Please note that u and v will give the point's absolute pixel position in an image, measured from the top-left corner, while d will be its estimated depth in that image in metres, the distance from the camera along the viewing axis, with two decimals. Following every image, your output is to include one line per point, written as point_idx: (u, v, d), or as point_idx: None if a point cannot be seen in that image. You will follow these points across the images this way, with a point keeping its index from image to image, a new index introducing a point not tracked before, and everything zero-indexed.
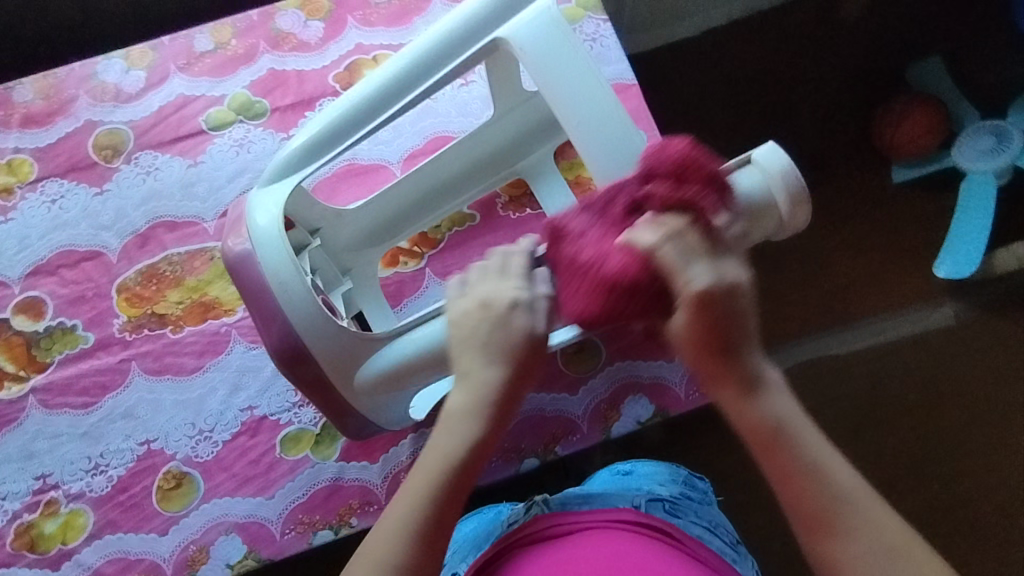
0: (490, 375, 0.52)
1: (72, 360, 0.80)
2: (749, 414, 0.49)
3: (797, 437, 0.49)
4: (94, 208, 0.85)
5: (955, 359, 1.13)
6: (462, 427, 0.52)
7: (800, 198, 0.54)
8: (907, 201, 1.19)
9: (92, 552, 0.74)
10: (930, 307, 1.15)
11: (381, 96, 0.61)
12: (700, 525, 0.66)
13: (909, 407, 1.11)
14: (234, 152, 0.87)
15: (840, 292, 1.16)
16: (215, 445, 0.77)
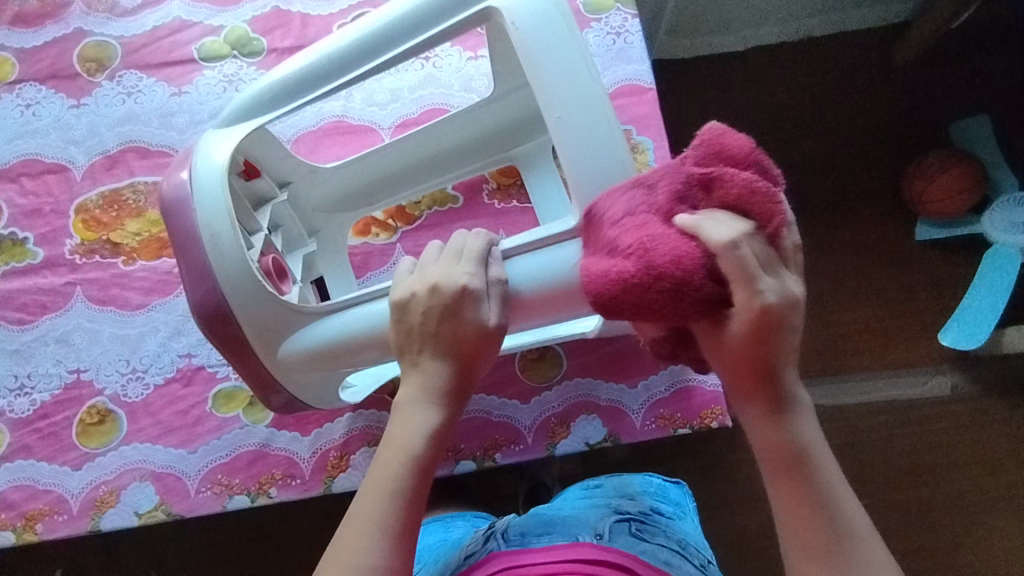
0: (436, 368, 0.48)
1: (18, 273, 0.77)
2: (779, 440, 0.44)
3: (827, 470, 0.44)
4: (67, 121, 0.81)
5: (943, 431, 1.07)
6: (419, 419, 0.47)
7: None
8: (925, 263, 1.13)
9: (0, 474, 0.71)
10: (928, 374, 1.09)
11: (350, 54, 0.56)
12: (669, 548, 0.57)
13: (887, 473, 1.06)
14: (221, 88, 0.82)
15: (833, 345, 1.10)
16: (145, 387, 0.74)
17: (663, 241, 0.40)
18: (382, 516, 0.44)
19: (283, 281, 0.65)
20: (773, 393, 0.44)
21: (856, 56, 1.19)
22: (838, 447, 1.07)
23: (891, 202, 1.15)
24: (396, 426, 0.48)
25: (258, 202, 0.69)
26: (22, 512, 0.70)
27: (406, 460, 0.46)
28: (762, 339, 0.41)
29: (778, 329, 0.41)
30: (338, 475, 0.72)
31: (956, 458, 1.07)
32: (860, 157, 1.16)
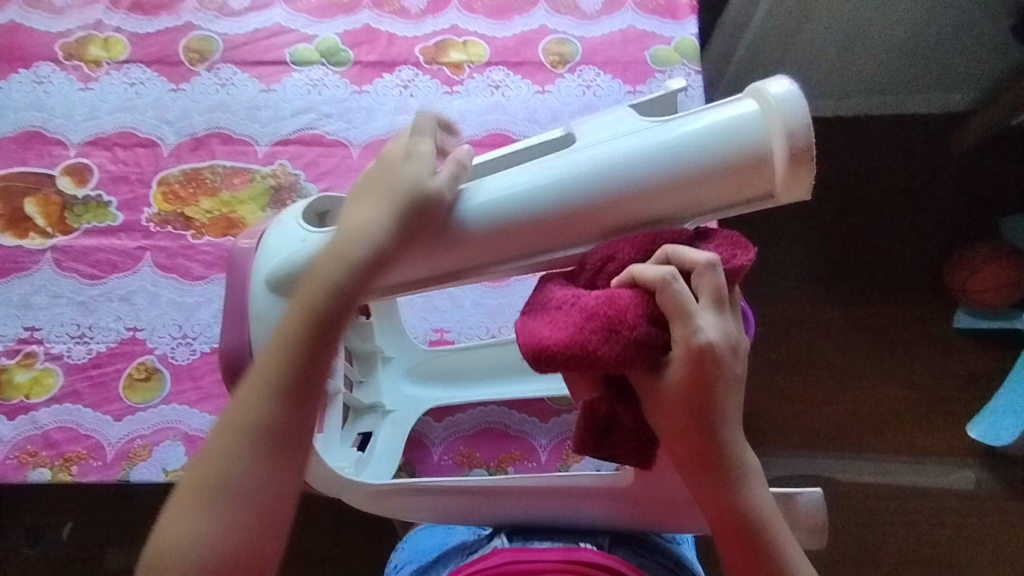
0: (367, 229, 0.46)
1: (97, 232, 0.83)
2: (734, 502, 0.48)
3: (770, 527, 0.49)
4: (164, 102, 0.89)
5: (962, 527, 1.05)
6: (267, 404, 0.48)
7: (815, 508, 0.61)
8: (960, 351, 1.12)
9: (48, 414, 0.76)
10: (952, 466, 1.07)
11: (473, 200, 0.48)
12: (664, 565, 0.62)
13: (901, 559, 1.04)
14: (306, 90, 0.89)
15: (859, 419, 1.09)
16: (192, 353, 0.79)
17: (578, 311, 0.43)
18: (225, 473, 0.47)
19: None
20: (712, 470, 0.47)
21: (910, 140, 1.22)
22: (853, 526, 1.05)
23: (932, 288, 1.15)
24: (241, 407, 0.48)
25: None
26: (61, 452, 0.75)
27: (243, 440, 0.48)
28: (685, 409, 0.45)
29: (711, 380, 0.44)
30: None
31: (973, 554, 1.04)
32: (904, 238, 1.17)
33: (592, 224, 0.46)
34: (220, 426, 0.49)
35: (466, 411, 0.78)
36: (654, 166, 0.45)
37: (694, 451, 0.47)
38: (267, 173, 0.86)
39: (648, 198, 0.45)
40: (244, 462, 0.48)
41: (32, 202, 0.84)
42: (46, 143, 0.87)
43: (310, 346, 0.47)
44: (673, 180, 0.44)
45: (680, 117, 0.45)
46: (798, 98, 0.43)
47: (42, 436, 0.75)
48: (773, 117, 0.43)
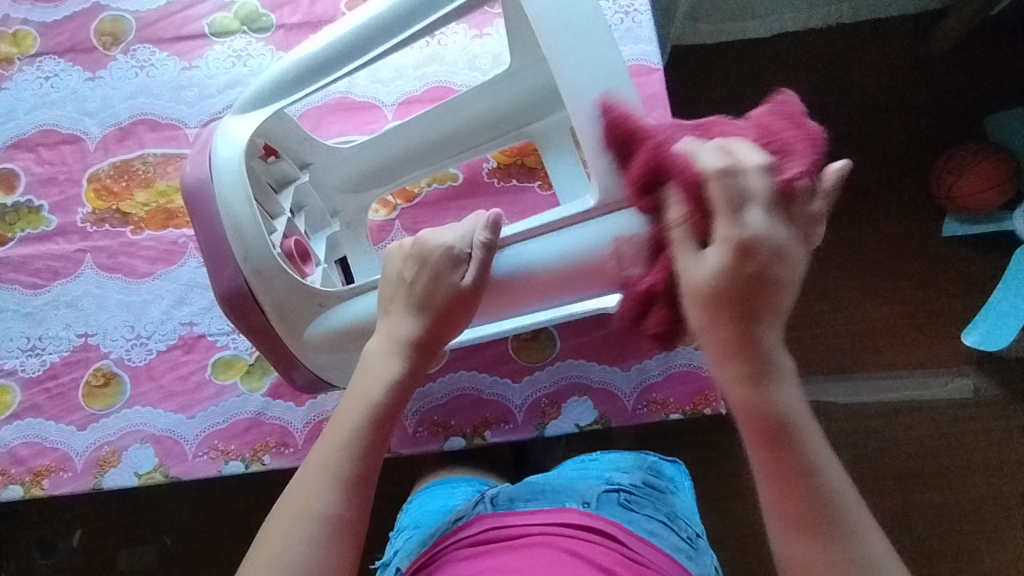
0: (405, 324, 0.52)
1: (33, 239, 0.79)
2: (766, 407, 0.41)
3: (803, 436, 0.42)
4: (83, 93, 0.83)
5: (961, 436, 1.04)
6: (329, 491, 0.48)
7: (817, 203, 0.44)
8: (947, 261, 1.09)
9: (11, 431, 0.74)
10: (949, 375, 1.05)
11: (355, 41, 0.54)
12: (655, 518, 0.61)
13: (899, 476, 1.03)
14: (230, 63, 0.84)
15: (849, 341, 1.07)
16: (148, 353, 0.76)
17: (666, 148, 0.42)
18: (297, 545, 0.46)
19: (305, 264, 0.64)
20: (750, 357, 0.40)
21: (884, 47, 1.15)
22: (848, 448, 1.04)
23: (917, 197, 1.11)
24: (297, 494, 0.48)
25: (280, 181, 0.69)
26: (29, 468, 0.73)
27: (306, 521, 0.47)
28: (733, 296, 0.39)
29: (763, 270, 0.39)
30: None
31: (971, 461, 1.03)
32: (886, 147, 1.12)
33: None
34: (278, 514, 0.48)
35: (437, 380, 0.75)
36: None
37: (725, 340, 0.40)
38: None
39: None
40: (308, 544, 0.46)
41: None
42: None
43: (369, 442, 0.50)
44: None
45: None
46: (807, 151, 0.45)
47: (9, 453, 0.74)
48: None
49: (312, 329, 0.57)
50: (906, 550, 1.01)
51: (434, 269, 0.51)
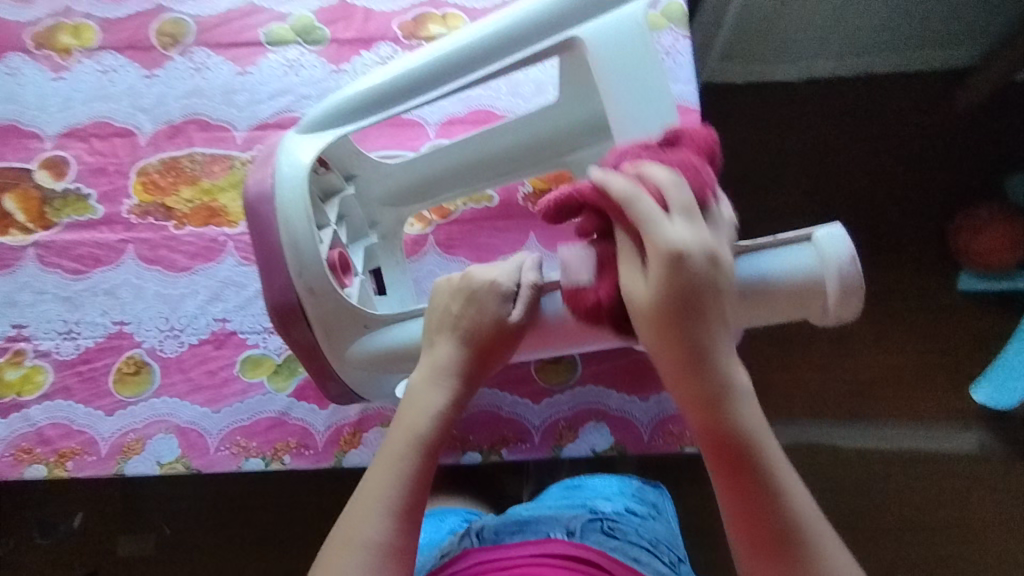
0: (447, 352, 0.55)
1: (79, 226, 0.81)
2: (717, 428, 0.47)
3: (761, 450, 0.48)
4: (139, 89, 0.86)
5: (966, 489, 1.04)
6: (377, 521, 0.51)
7: (853, 292, 0.46)
8: (962, 315, 1.10)
9: (40, 411, 0.76)
10: (957, 429, 1.06)
11: (420, 77, 0.57)
12: (639, 545, 0.64)
13: (903, 524, 1.04)
14: (283, 72, 0.87)
15: (861, 387, 1.08)
16: (180, 345, 0.78)
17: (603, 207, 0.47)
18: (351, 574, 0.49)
19: (346, 275, 0.66)
20: (701, 385, 0.46)
21: (913, 101, 1.17)
22: (854, 493, 1.05)
23: (936, 249, 1.13)
24: (348, 526, 0.51)
25: (326, 193, 0.71)
26: (55, 449, 0.75)
27: (358, 551, 0.50)
28: (674, 323, 0.44)
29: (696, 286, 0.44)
30: (349, 451, 0.75)
31: (976, 515, 1.04)
32: (907, 199, 1.14)
33: None
34: (335, 537, 0.52)
35: None
36: None
37: (679, 350, 0.45)
38: (246, 160, 0.84)
39: None
40: (359, 573, 0.49)
41: (10, 197, 0.82)
42: (22, 136, 0.85)
43: (414, 472, 0.53)
44: None
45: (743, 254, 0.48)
46: (846, 239, 0.46)
47: (36, 433, 0.75)
48: (824, 260, 0.46)
49: (358, 347, 0.60)
50: None
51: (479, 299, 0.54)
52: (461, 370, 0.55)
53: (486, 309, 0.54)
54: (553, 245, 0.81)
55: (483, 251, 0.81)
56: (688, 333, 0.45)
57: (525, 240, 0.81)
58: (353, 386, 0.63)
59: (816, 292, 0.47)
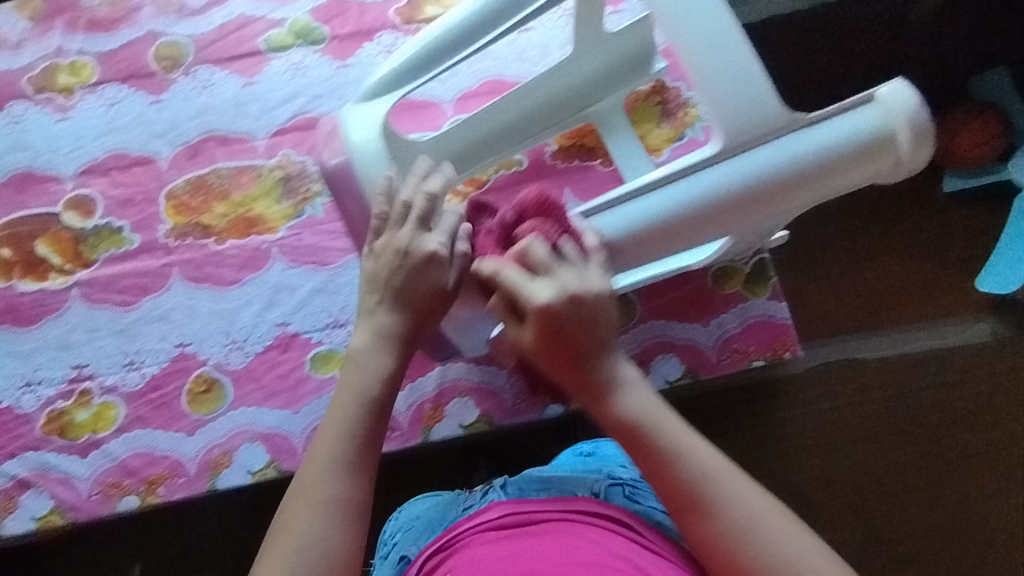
0: (389, 322, 0.58)
1: (118, 259, 0.81)
2: (615, 413, 0.53)
3: (670, 442, 0.52)
4: (149, 115, 0.86)
5: (984, 377, 1.10)
6: (333, 476, 0.52)
7: (924, 136, 0.50)
8: (956, 212, 1.15)
9: (120, 444, 0.76)
10: (969, 321, 1.11)
11: (460, 31, 0.62)
12: (662, 511, 0.68)
13: (927, 422, 1.09)
14: (290, 75, 0.87)
15: (876, 297, 1.12)
16: (246, 356, 0.79)
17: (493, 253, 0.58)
18: (308, 542, 0.49)
19: None
20: (585, 377, 0.53)
21: None
22: (881, 400, 1.09)
23: None
24: (307, 484, 0.52)
25: None
26: (143, 478, 0.75)
27: (312, 507, 0.51)
28: (557, 352, 0.53)
29: (573, 322, 0.52)
30: (435, 425, 0.78)
31: (992, 401, 1.10)
32: None
33: (763, 208, 0.53)
34: (287, 509, 0.52)
35: None
36: (795, 166, 0.51)
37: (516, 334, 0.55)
38: (273, 166, 0.84)
39: (788, 186, 0.52)
40: (318, 529, 0.50)
41: (42, 243, 0.82)
42: (39, 181, 0.84)
43: (366, 431, 0.55)
44: (804, 177, 0.51)
45: (802, 130, 0.51)
46: (908, 89, 0.50)
47: (120, 466, 0.75)
48: (893, 111, 0.50)
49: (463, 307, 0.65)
50: (943, 495, 1.07)
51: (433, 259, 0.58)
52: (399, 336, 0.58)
53: (428, 276, 0.58)
54: (587, 195, 0.84)
55: None
56: (561, 337, 0.52)
57: (561, 196, 0.84)
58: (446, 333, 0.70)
59: (892, 144, 0.50)
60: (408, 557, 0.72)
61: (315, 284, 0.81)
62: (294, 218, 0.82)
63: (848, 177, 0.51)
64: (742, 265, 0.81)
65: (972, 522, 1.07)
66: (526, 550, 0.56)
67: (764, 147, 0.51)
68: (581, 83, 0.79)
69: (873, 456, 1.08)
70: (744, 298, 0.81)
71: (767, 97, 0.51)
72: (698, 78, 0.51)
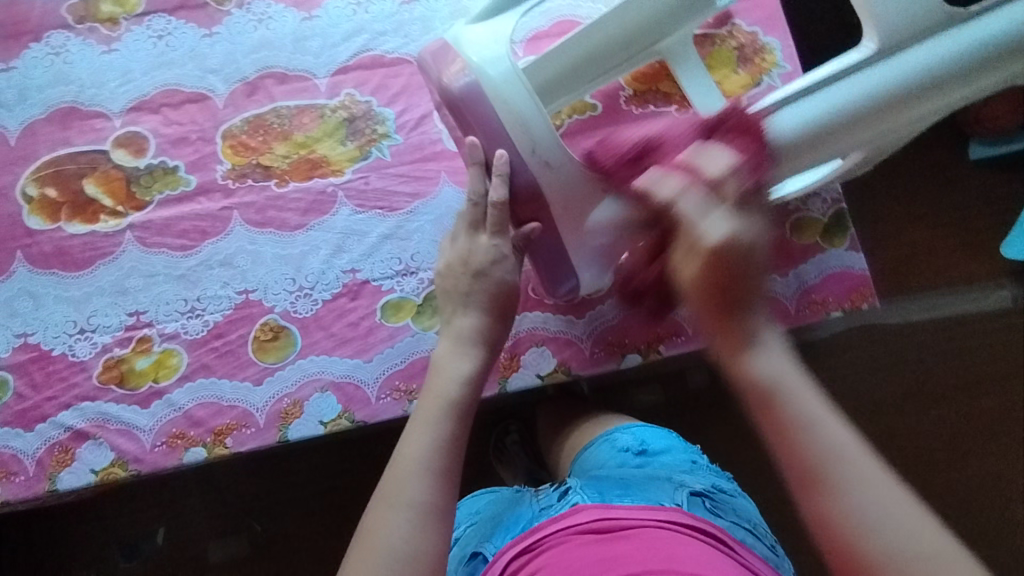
0: (470, 321, 0.62)
1: (174, 200, 0.77)
2: (751, 373, 0.45)
3: (795, 400, 0.45)
4: (202, 50, 0.81)
5: (997, 343, 1.11)
6: (419, 480, 0.51)
7: None
8: (983, 177, 1.14)
9: (184, 394, 0.72)
10: (988, 288, 1.12)
11: None
12: (742, 527, 0.65)
13: (947, 384, 1.10)
14: (351, 11, 0.83)
15: (900, 263, 1.11)
16: (314, 303, 0.75)
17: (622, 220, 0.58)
18: (400, 544, 0.48)
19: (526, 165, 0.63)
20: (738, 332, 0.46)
21: None
22: (904, 365, 1.10)
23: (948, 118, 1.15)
24: (393, 483, 0.51)
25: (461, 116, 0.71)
26: (209, 428, 0.72)
27: (401, 511, 0.49)
28: (714, 299, 0.45)
29: (745, 270, 0.45)
30: (511, 375, 0.75)
31: (1012, 366, 1.10)
32: None
33: (918, 107, 0.59)
34: (373, 510, 0.50)
35: (606, 302, 0.77)
36: (958, 61, 0.58)
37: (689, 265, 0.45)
38: (336, 106, 0.80)
39: (947, 79, 0.58)
40: (403, 531, 0.48)
41: (90, 182, 0.77)
42: (85, 117, 0.79)
43: (449, 434, 0.55)
44: (956, 76, 0.58)
45: (962, 26, 0.58)
46: None
47: (185, 416, 0.72)
48: None
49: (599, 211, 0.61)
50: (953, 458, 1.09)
51: (492, 258, 0.63)
52: (484, 338, 0.62)
53: (494, 272, 0.63)
54: None
55: (597, 159, 0.81)
56: (713, 283, 0.45)
57: None
58: (571, 261, 0.65)
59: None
60: (482, 554, 0.66)
61: (384, 230, 0.77)
62: (360, 160, 0.78)
63: (985, 78, 0.59)
64: (819, 214, 0.79)
65: (993, 483, 1.08)
66: (620, 556, 0.52)
67: (919, 47, 0.58)
68: (653, 18, 0.75)
69: (894, 418, 1.09)
70: (822, 250, 0.79)
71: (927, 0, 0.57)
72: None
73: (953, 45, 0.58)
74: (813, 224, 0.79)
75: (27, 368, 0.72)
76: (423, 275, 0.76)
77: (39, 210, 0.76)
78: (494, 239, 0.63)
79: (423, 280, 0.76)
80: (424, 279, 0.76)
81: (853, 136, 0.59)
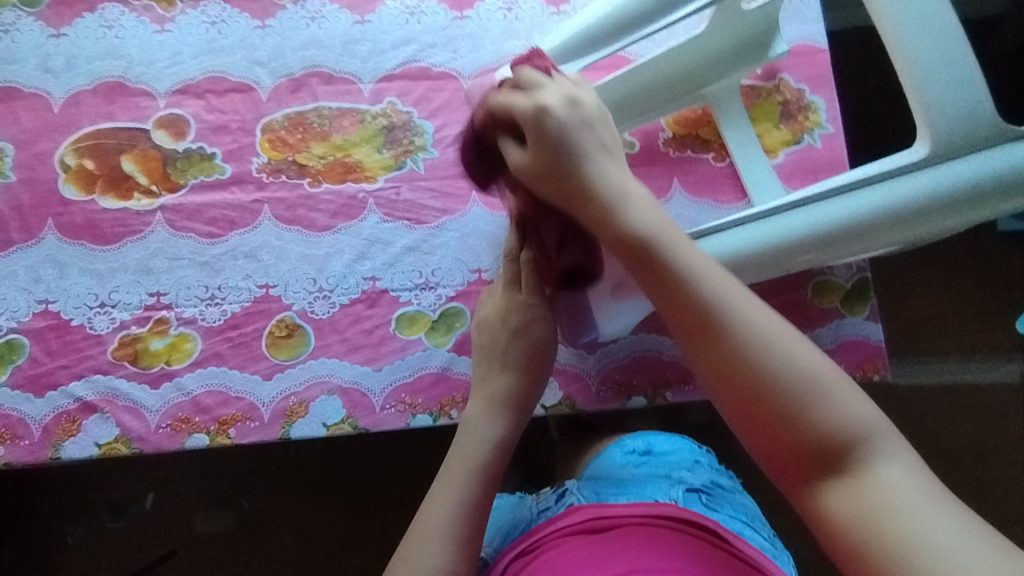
0: (502, 382, 0.65)
1: (207, 187, 0.78)
2: (690, 313, 0.50)
3: (729, 328, 0.49)
4: (252, 41, 0.82)
5: (1004, 418, 1.09)
6: (437, 547, 0.55)
7: None
8: (1009, 254, 1.13)
9: (194, 379, 0.73)
10: (998, 361, 1.11)
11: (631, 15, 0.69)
12: (738, 520, 0.68)
13: (949, 452, 1.09)
14: (404, 20, 0.83)
15: (913, 326, 1.11)
16: (332, 306, 0.76)
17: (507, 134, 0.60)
18: None
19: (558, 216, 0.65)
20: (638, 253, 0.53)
21: None
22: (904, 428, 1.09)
23: None
24: (415, 546, 0.55)
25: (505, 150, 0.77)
26: (214, 417, 0.73)
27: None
28: (628, 253, 0.53)
29: (581, 182, 0.56)
30: None
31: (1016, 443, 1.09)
32: None
33: (940, 221, 0.61)
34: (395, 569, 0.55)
35: (619, 339, 0.77)
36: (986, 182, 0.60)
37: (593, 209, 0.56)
38: (377, 113, 0.81)
39: (972, 199, 0.60)
40: None
41: (128, 159, 0.78)
42: (130, 94, 0.80)
43: (473, 498, 0.58)
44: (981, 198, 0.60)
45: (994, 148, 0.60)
46: None
47: (192, 401, 0.73)
48: None
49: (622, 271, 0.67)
50: None
51: (531, 319, 0.66)
52: (514, 397, 0.65)
53: (532, 331, 0.66)
54: (696, 188, 0.81)
55: None
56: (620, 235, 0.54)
57: (669, 186, 0.81)
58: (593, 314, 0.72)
59: None
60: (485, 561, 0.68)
61: (409, 242, 0.78)
62: (394, 170, 0.79)
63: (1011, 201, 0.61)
64: (841, 280, 0.79)
65: None
66: (611, 558, 0.53)
67: (950, 164, 0.60)
68: (698, 67, 0.77)
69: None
70: (840, 315, 0.79)
71: (979, 115, 0.59)
72: (919, 83, 0.60)
73: (984, 167, 0.60)
74: (835, 289, 0.80)
75: (44, 335, 0.73)
76: (442, 292, 0.77)
77: (74, 180, 0.77)
78: (530, 297, 0.67)
79: (441, 297, 0.77)
80: (442, 296, 0.77)
81: (869, 241, 0.62)
